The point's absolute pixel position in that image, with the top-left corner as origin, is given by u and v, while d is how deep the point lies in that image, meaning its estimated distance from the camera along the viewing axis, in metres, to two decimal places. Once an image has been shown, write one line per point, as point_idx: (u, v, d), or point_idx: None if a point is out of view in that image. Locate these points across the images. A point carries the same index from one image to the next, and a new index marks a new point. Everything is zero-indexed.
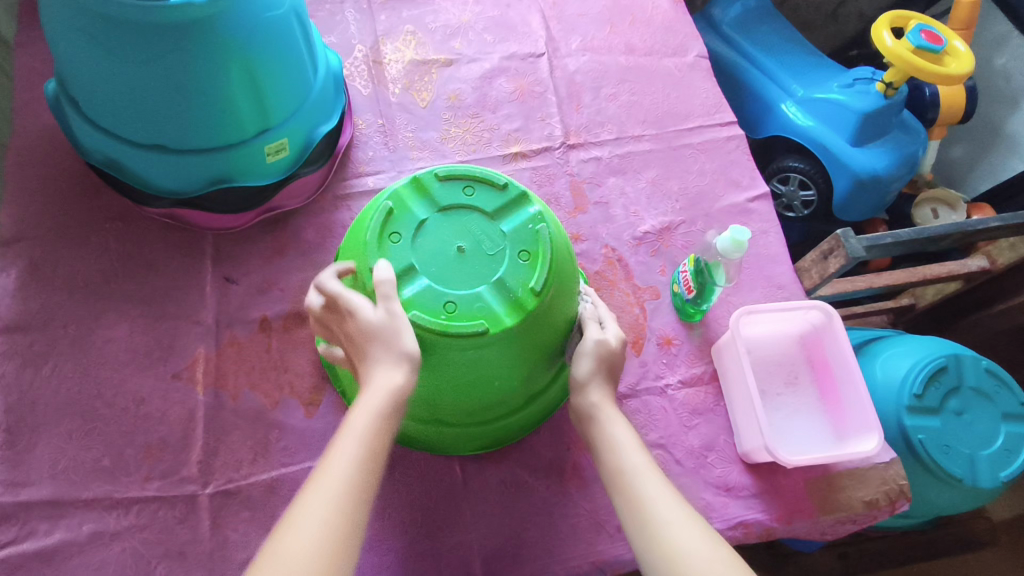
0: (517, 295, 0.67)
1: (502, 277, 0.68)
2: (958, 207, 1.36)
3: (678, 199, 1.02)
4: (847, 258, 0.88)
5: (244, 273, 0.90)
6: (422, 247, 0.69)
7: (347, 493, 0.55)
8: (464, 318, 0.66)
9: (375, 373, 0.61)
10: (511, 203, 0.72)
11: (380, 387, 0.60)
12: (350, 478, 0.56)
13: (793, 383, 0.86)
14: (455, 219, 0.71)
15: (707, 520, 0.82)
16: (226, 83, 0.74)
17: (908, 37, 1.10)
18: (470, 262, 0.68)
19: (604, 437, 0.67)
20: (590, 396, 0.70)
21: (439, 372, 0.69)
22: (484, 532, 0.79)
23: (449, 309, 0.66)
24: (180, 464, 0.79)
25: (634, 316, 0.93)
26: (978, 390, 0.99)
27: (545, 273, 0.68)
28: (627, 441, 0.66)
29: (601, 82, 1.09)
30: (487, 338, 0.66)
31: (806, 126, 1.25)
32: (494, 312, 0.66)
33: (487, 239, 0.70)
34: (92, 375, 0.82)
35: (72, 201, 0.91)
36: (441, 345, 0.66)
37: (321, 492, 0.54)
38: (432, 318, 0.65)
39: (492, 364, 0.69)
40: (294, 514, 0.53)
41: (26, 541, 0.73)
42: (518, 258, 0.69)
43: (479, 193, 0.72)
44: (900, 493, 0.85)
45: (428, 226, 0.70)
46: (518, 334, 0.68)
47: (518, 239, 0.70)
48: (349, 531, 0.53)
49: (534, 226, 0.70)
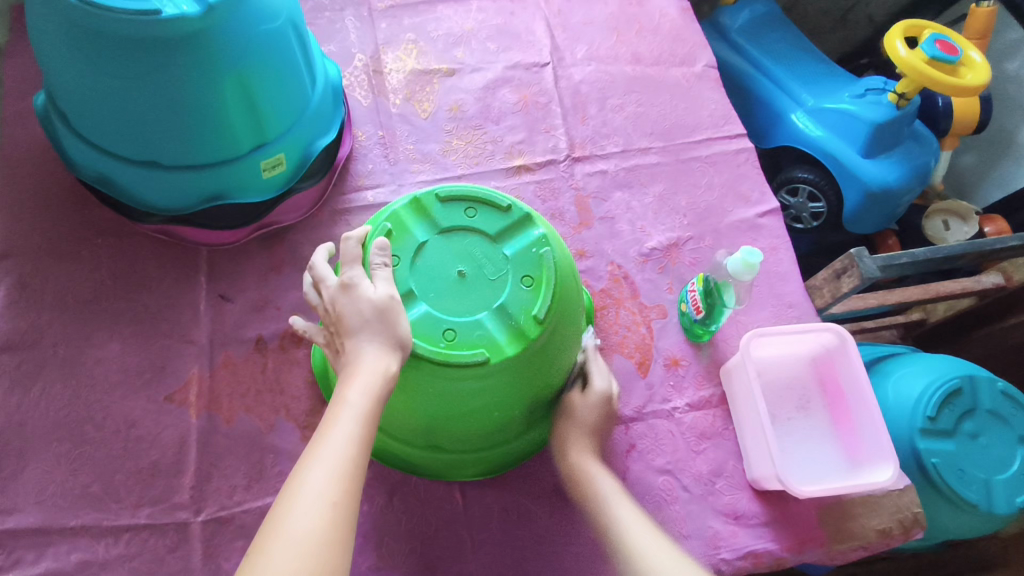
0: (519, 323, 0.65)
1: (504, 304, 0.65)
2: (970, 219, 1.33)
3: (685, 214, 0.99)
4: (861, 278, 0.85)
5: (239, 291, 0.87)
6: (421, 270, 0.66)
7: (337, 491, 0.50)
8: (465, 347, 0.63)
9: (367, 356, 0.58)
10: (514, 225, 0.69)
11: (371, 373, 0.57)
12: (339, 475, 0.51)
13: (805, 407, 0.84)
14: (456, 241, 0.68)
15: (716, 549, 0.79)
16: (220, 98, 0.72)
17: (922, 47, 1.07)
18: (471, 288, 0.66)
19: (591, 490, 0.70)
20: (569, 456, 0.74)
21: (438, 402, 0.66)
22: (485, 562, 0.76)
23: (449, 336, 0.63)
24: (172, 490, 0.77)
25: (640, 336, 0.90)
26: (994, 412, 0.96)
27: (548, 300, 0.65)
28: (612, 493, 0.69)
29: (607, 92, 1.07)
30: (488, 368, 0.63)
31: (816, 137, 1.22)
32: (495, 341, 0.64)
33: (488, 262, 0.67)
34: (82, 397, 0.80)
35: (64, 216, 0.88)
36: (440, 375, 0.64)
37: (308, 493, 0.50)
38: (432, 348, 0.62)
39: (493, 393, 0.66)
40: (277, 521, 0.48)
41: (12, 570, 0.71)
42: (521, 284, 0.66)
43: (482, 214, 0.69)
44: (915, 522, 0.82)
45: (427, 248, 0.67)
46: (521, 363, 0.65)
47: (521, 263, 0.67)
48: (340, 537, 0.49)
49: (538, 250, 0.68)
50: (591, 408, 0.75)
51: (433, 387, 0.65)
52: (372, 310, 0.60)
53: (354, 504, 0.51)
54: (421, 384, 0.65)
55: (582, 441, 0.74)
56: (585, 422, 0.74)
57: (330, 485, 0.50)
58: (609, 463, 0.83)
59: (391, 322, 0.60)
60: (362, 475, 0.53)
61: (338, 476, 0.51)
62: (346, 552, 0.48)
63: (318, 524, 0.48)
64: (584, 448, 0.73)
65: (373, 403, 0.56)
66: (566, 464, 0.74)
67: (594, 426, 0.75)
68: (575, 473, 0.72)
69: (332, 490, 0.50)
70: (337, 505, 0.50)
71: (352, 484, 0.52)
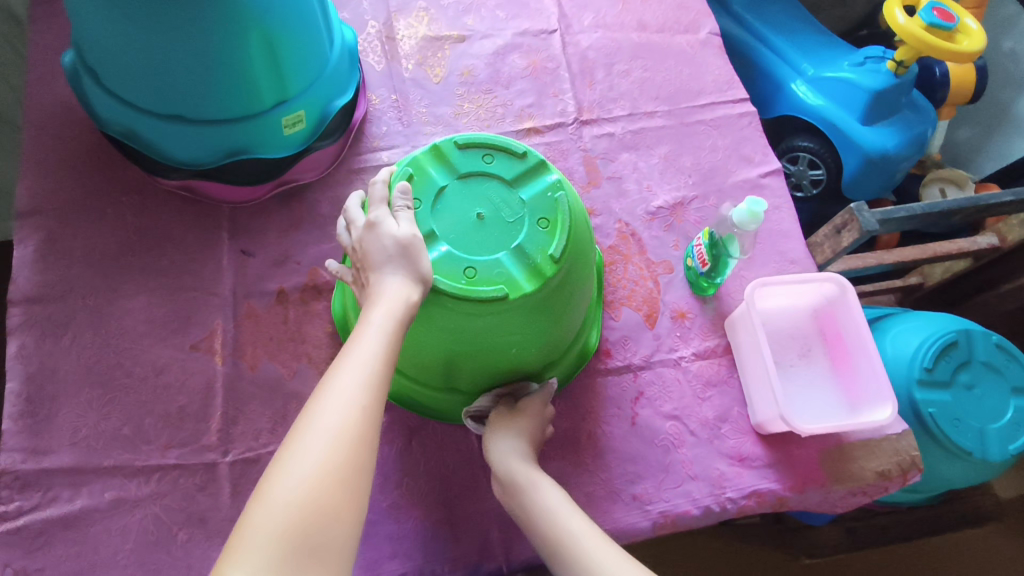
0: (537, 262, 0.68)
1: (521, 244, 0.68)
2: (966, 187, 1.36)
3: (691, 174, 1.02)
4: (861, 232, 0.89)
5: (260, 246, 0.90)
6: (442, 212, 0.69)
7: (364, 398, 0.53)
8: (486, 284, 0.66)
9: (389, 286, 0.60)
10: (529, 171, 0.72)
11: (395, 298, 0.59)
12: (366, 384, 0.54)
13: (806, 355, 0.87)
14: (475, 186, 0.71)
15: (722, 489, 0.83)
16: (245, 54, 0.74)
17: (920, 15, 1.10)
18: (491, 229, 0.69)
19: (538, 502, 0.69)
20: (510, 466, 0.72)
21: (461, 338, 0.69)
22: (501, 500, 0.80)
23: (469, 274, 0.66)
24: (200, 433, 0.80)
25: (648, 290, 0.93)
26: (988, 364, 1.00)
27: (563, 240, 0.68)
28: (559, 504, 0.68)
29: (614, 58, 1.09)
30: (509, 304, 0.66)
31: (816, 105, 1.25)
32: (513, 279, 0.67)
33: (506, 206, 0.70)
34: (111, 345, 0.83)
35: (88, 174, 0.91)
36: (464, 311, 0.66)
37: (335, 397, 0.52)
38: (455, 284, 0.65)
39: (512, 331, 0.69)
40: (306, 421, 0.51)
41: (49, 507, 0.74)
42: (538, 226, 0.69)
43: (499, 161, 0.72)
44: (912, 464, 0.86)
45: (448, 192, 0.70)
46: (539, 301, 0.68)
47: (537, 207, 0.70)
48: (365, 440, 0.51)
49: (554, 195, 0.71)
50: (531, 421, 0.76)
51: (457, 325, 0.68)
52: (396, 246, 0.62)
53: (378, 413, 0.54)
54: (446, 322, 0.68)
55: (524, 454, 0.73)
56: (524, 430, 0.75)
57: (356, 392, 0.53)
58: (619, 408, 0.86)
59: (414, 257, 0.62)
60: (385, 390, 0.56)
61: (364, 386, 0.54)
62: (369, 451, 0.51)
63: (343, 425, 0.51)
64: (524, 461, 0.73)
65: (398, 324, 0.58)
66: (507, 475, 0.72)
67: (532, 435, 0.76)
68: (518, 480, 0.71)
69: (357, 398, 0.53)
70: (362, 412, 0.52)
71: (376, 394, 0.54)
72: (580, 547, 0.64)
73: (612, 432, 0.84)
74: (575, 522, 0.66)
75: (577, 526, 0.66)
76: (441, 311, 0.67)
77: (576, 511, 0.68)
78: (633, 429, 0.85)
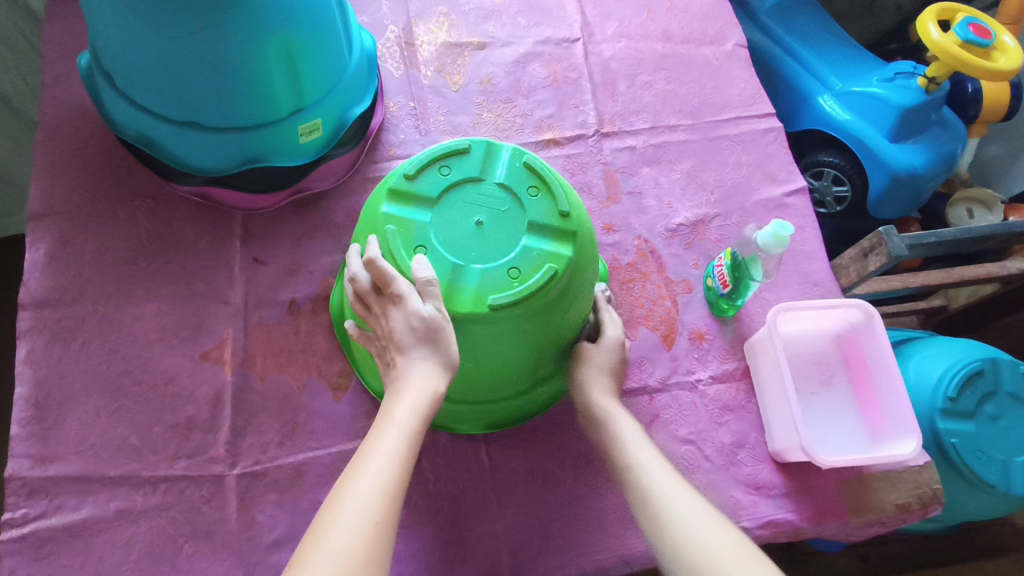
0: (558, 228, 0.69)
1: (533, 219, 0.69)
2: (994, 207, 1.32)
3: (713, 191, 0.99)
4: (889, 257, 0.86)
5: (272, 255, 0.89)
6: (442, 242, 0.67)
7: (384, 491, 0.54)
8: (532, 271, 0.66)
9: (418, 375, 0.62)
10: (487, 157, 0.72)
11: (421, 393, 0.61)
12: (383, 491, 0.54)
13: (828, 382, 0.84)
14: (453, 198, 0.70)
15: (737, 518, 0.80)
16: (263, 61, 0.72)
17: (955, 30, 1.06)
18: (498, 225, 0.69)
19: (614, 434, 0.71)
20: (591, 396, 0.74)
21: (514, 342, 0.69)
22: (511, 522, 0.78)
23: (516, 273, 0.66)
24: (208, 444, 0.79)
25: (665, 309, 0.91)
26: (1015, 396, 0.96)
27: (562, 191, 0.70)
28: (633, 437, 0.71)
29: (636, 69, 1.07)
30: (561, 278, 0.67)
31: (842, 120, 1.22)
32: (553, 251, 0.68)
33: (493, 199, 0.70)
34: (120, 352, 0.82)
35: (102, 178, 0.90)
36: (521, 313, 0.66)
37: (353, 509, 0.52)
38: (510, 293, 0.65)
39: (562, 311, 0.70)
40: (322, 531, 0.51)
41: (55, 515, 0.74)
42: (532, 195, 0.70)
43: (455, 163, 0.71)
44: (934, 498, 0.83)
45: (434, 222, 0.68)
46: (578, 257, 0.69)
47: (518, 181, 0.71)
48: (383, 533, 0.52)
49: (521, 162, 0.71)
50: (612, 349, 0.77)
51: (514, 330, 0.68)
52: (423, 328, 0.62)
53: (395, 511, 0.54)
54: (502, 333, 0.67)
55: (602, 381, 0.75)
56: (601, 363, 0.76)
57: (377, 497, 0.54)
58: None
59: (442, 340, 0.63)
60: (403, 492, 0.56)
61: (384, 494, 0.54)
62: (384, 567, 0.51)
63: (360, 540, 0.50)
64: (606, 394, 0.74)
65: (419, 423, 0.60)
66: (587, 405, 0.74)
67: (611, 366, 0.76)
68: (596, 413, 0.74)
69: (375, 508, 0.53)
70: (378, 525, 0.52)
71: (394, 501, 0.54)
72: (646, 477, 0.67)
73: None
74: (642, 453, 0.69)
75: (645, 457, 0.69)
76: (496, 325, 0.66)
77: (650, 445, 0.71)
78: None
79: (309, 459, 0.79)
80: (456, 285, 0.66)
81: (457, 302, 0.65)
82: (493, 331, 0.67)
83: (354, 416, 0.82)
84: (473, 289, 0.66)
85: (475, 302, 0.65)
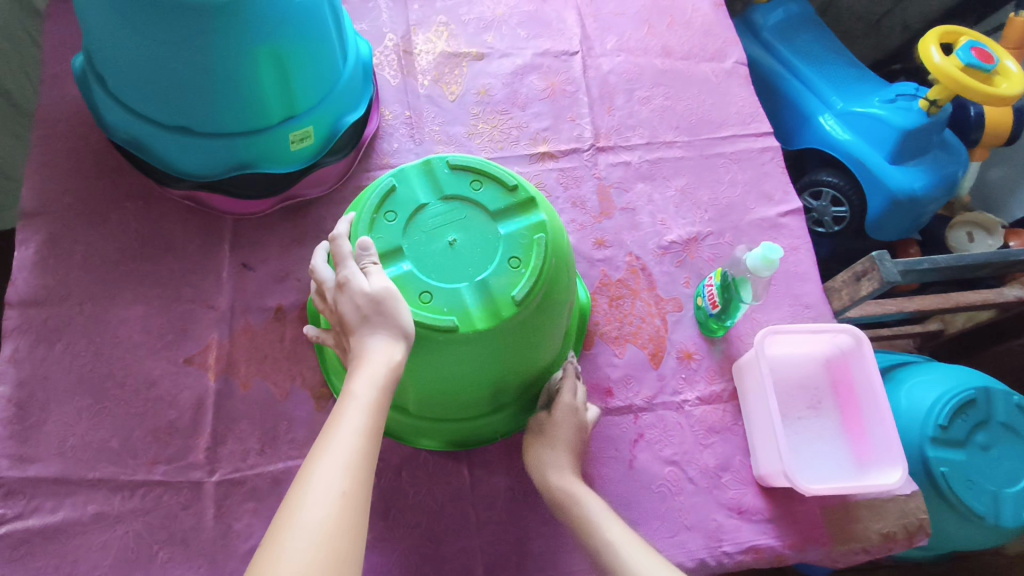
0: (518, 204, 0.71)
1: (495, 208, 0.71)
2: (995, 231, 1.31)
3: (707, 209, 0.99)
4: (881, 282, 0.85)
5: (261, 261, 0.89)
6: (435, 277, 0.67)
7: (346, 481, 0.52)
8: (528, 250, 0.69)
9: (375, 348, 0.60)
10: (416, 180, 0.72)
11: (379, 364, 0.59)
12: (349, 469, 0.53)
13: (816, 407, 0.84)
14: (414, 234, 0.69)
15: (718, 542, 0.79)
16: (252, 69, 0.72)
17: (958, 54, 1.05)
18: (469, 230, 0.69)
19: (579, 513, 0.69)
20: (552, 480, 0.72)
21: (530, 341, 0.70)
22: (488, 539, 0.77)
23: (516, 261, 0.68)
24: (188, 449, 0.78)
25: (654, 328, 0.91)
26: (1008, 426, 0.94)
27: (500, 172, 0.72)
28: (601, 513, 0.69)
29: (635, 84, 1.07)
30: (552, 242, 0.70)
31: (843, 140, 1.21)
32: (534, 224, 0.70)
33: (449, 215, 0.70)
34: (105, 354, 0.82)
35: (94, 179, 0.90)
36: (538, 299, 0.68)
37: (321, 481, 0.52)
38: (525, 280, 0.67)
39: (564, 284, 0.72)
40: (288, 517, 0.50)
41: (31, 517, 0.73)
42: (477, 188, 0.72)
43: (393, 203, 0.70)
44: (920, 528, 0.82)
45: (415, 264, 0.67)
46: (550, 215, 0.72)
47: (458, 184, 0.72)
48: (350, 520, 0.50)
49: (447, 168, 0.72)
50: (567, 430, 0.74)
51: (531, 325, 0.69)
52: (369, 304, 0.61)
53: (364, 494, 0.53)
54: (519, 335, 0.68)
55: (565, 465, 0.73)
56: (561, 440, 0.74)
57: (341, 474, 0.52)
58: (616, 450, 0.83)
59: (391, 310, 0.61)
60: (372, 463, 0.56)
61: (350, 466, 0.53)
62: (357, 550, 0.50)
63: (332, 516, 0.50)
64: (564, 475, 0.72)
65: (381, 393, 0.58)
66: (546, 487, 0.73)
67: (572, 443, 0.74)
68: (558, 494, 0.71)
69: (343, 478, 0.52)
70: (345, 496, 0.51)
71: (362, 476, 0.54)
72: (603, 533, 0.66)
73: (607, 475, 0.81)
74: (614, 530, 0.66)
75: (616, 534, 0.66)
76: (520, 322, 0.67)
77: (617, 520, 0.68)
78: (630, 472, 0.82)
79: (289, 468, 0.79)
80: (477, 304, 0.66)
81: (486, 317, 0.65)
82: (518, 332, 0.68)
83: None
84: (492, 299, 0.66)
85: (502, 306, 0.66)
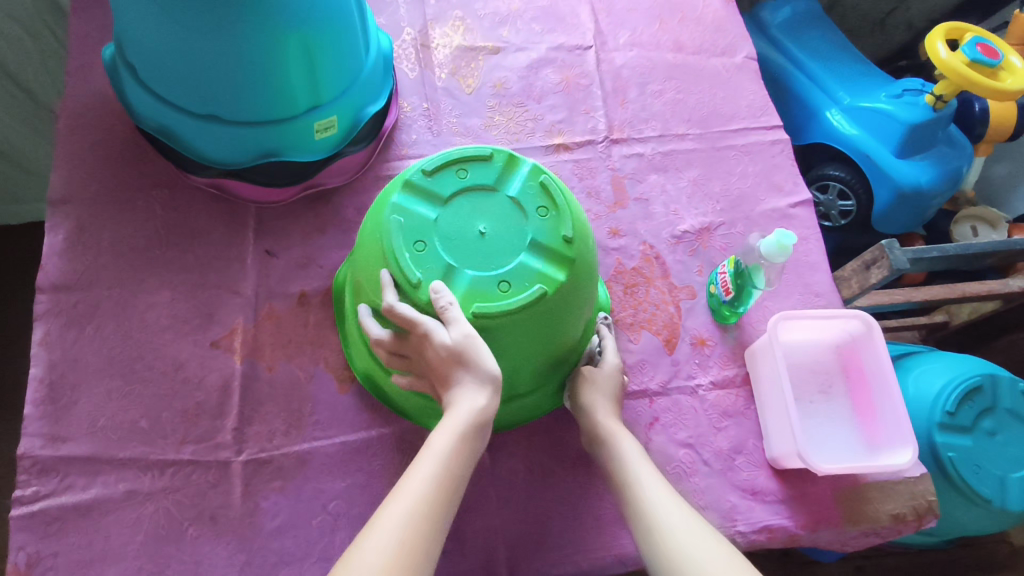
0: (506, 165, 0.73)
1: (490, 181, 0.72)
2: (998, 225, 1.34)
3: (719, 200, 1.01)
4: (890, 269, 0.87)
5: (285, 248, 0.91)
6: (496, 266, 0.68)
7: (409, 526, 0.55)
8: (546, 197, 0.72)
9: (463, 396, 0.64)
10: (412, 202, 0.70)
11: (461, 414, 0.63)
12: (415, 513, 0.56)
13: (827, 391, 0.86)
14: (450, 248, 0.68)
15: (732, 522, 0.81)
16: (282, 58, 0.74)
17: (964, 50, 1.07)
18: (485, 212, 0.71)
19: (615, 452, 0.72)
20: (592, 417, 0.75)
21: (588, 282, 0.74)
22: (508, 518, 0.79)
23: (543, 209, 0.71)
24: (215, 430, 0.80)
25: (668, 315, 0.93)
26: (1013, 413, 0.96)
27: (471, 150, 0.73)
28: (634, 453, 0.71)
29: (647, 78, 1.09)
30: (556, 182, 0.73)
31: (850, 134, 1.23)
32: (530, 175, 0.73)
33: (461, 213, 0.70)
34: (133, 337, 0.84)
35: (121, 168, 0.92)
36: (579, 231, 0.72)
37: (390, 522, 0.55)
38: (565, 219, 0.70)
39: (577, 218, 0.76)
40: (354, 552, 0.53)
41: (64, 494, 0.75)
42: (464, 175, 0.72)
43: (412, 234, 0.68)
44: (928, 510, 0.84)
45: (472, 270, 0.68)
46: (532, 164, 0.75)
47: (446, 182, 0.72)
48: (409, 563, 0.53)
49: (427, 172, 0.71)
50: (612, 377, 0.78)
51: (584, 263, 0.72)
52: (452, 354, 0.63)
53: (429, 542, 0.56)
54: (582, 279, 0.72)
55: (607, 406, 0.76)
56: (604, 388, 0.77)
57: (409, 518, 0.56)
58: (632, 433, 0.85)
59: (474, 356, 0.64)
60: (444, 515, 0.58)
61: (417, 512, 0.56)
62: None
63: (391, 556, 0.53)
64: (610, 415, 0.75)
65: (458, 444, 0.62)
66: (591, 425, 0.75)
67: (614, 392, 0.78)
68: (599, 432, 0.74)
69: (408, 522, 0.56)
70: (406, 540, 0.54)
71: (429, 523, 0.57)
72: (631, 471, 0.69)
73: None
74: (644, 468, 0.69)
75: (645, 474, 0.69)
76: (581, 259, 0.71)
77: (648, 463, 0.70)
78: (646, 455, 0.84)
79: (313, 449, 0.81)
80: (547, 263, 0.69)
81: (559, 266, 0.69)
82: (581, 274, 0.71)
83: (359, 407, 0.83)
84: (558, 246, 0.69)
85: (565, 249, 0.69)
